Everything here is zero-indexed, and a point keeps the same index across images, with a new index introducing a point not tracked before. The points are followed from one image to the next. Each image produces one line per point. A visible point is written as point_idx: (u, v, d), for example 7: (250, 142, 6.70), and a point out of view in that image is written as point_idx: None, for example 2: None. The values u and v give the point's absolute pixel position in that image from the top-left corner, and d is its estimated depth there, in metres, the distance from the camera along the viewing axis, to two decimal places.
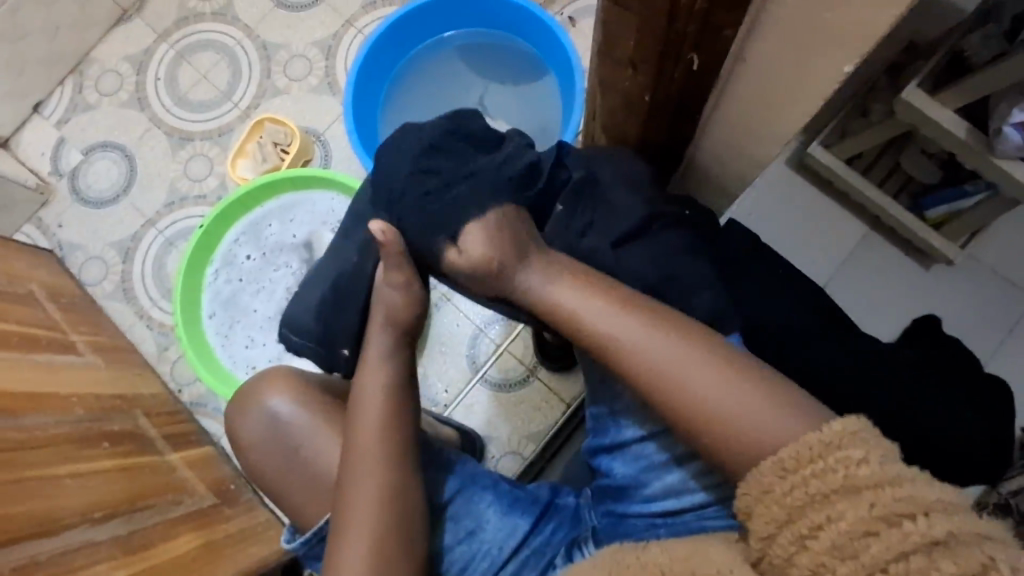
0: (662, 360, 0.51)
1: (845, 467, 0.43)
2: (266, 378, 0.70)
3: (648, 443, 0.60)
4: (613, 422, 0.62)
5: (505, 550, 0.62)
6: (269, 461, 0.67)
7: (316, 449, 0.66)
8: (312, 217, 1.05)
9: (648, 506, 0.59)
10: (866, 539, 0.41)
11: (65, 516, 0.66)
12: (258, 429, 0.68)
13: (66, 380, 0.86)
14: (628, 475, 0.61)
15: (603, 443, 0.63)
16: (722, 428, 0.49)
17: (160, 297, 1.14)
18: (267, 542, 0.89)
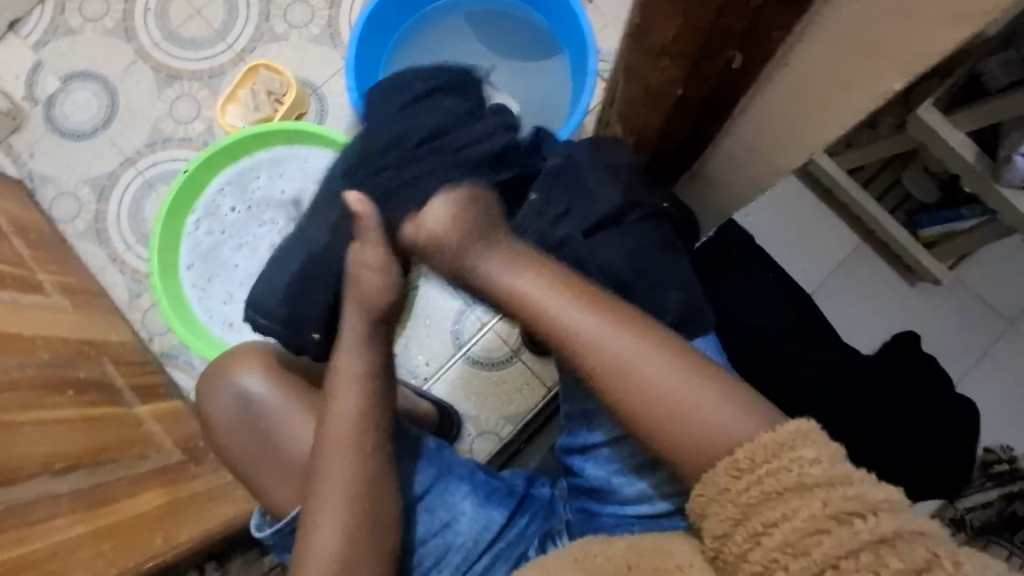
0: (616, 348, 0.48)
1: (799, 467, 0.42)
2: (246, 349, 0.67)
3: (625, 444, 0.58)
4: (585, 423, 0.60)
5: (480, 543, 0.60)
6: (240, 430, 0.64)
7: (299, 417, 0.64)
8: (303, 173, 1.01)
9: (622, 508, 0.57)
10: (817, 536, 0.39)
11: (24, 465, 0.63)
12: (229, 396, 0.65)
13: (31, 322, 0.82)
14: (600, 476, 0.58)
15: (576, 442, 0.61)
16: (675, 424, 0.47)
17: (135, 242, 1.09)
18: (233, 502, 0.88)
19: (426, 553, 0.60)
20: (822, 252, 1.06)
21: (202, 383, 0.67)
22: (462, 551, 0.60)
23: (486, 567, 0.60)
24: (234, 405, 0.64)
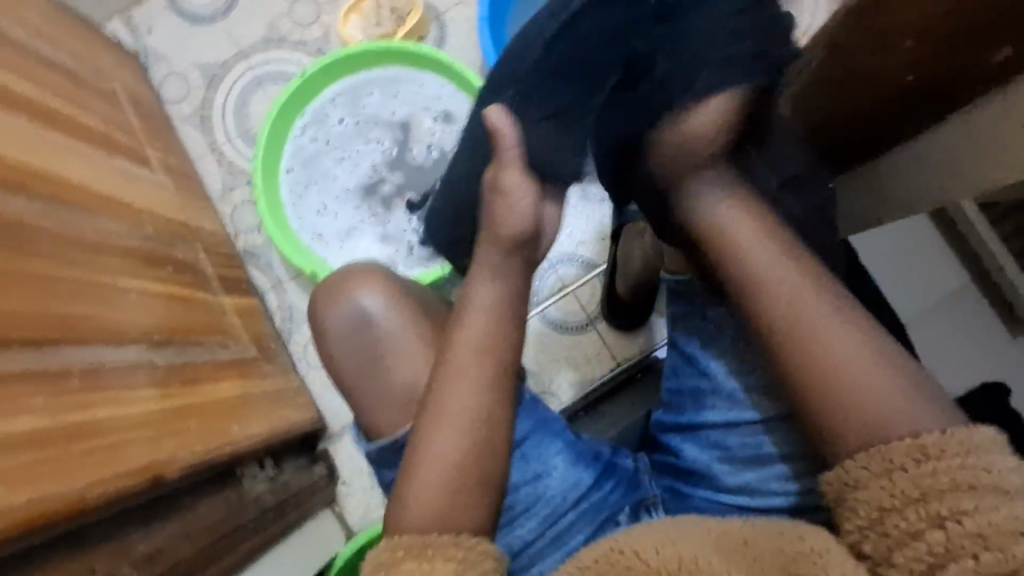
0: (808, 317, 0.51)
1: (995, 469, 0.42)
2: (359, 272, 0.67)
3: (733, 430, 0.59)
4: (693, 404, 0.62)
5: (568, 500, 0.62)
6: (345, 344, 0.65)
7: (400, 348, 0.64)
8: (416, 99, 0.99)
9: (718, 493, 0.59)
10: (1018, 536, 0.38)
11: (126, 331, 0.64)
12: (341, 312, 0.65)
13: (140, 193, 0.82)
14: (701, 460, 0.60)
15: (677, 421, 0.63)
16: (839, 400, 0.49)
17: (236, 135, 1.08)
18: (295, 408, 0.91)
19: (517, 501, 0.61)
20: (923, 278, 0.90)
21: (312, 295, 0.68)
22: (550, 505, 0.62)
23: (569, 526, 0.61)
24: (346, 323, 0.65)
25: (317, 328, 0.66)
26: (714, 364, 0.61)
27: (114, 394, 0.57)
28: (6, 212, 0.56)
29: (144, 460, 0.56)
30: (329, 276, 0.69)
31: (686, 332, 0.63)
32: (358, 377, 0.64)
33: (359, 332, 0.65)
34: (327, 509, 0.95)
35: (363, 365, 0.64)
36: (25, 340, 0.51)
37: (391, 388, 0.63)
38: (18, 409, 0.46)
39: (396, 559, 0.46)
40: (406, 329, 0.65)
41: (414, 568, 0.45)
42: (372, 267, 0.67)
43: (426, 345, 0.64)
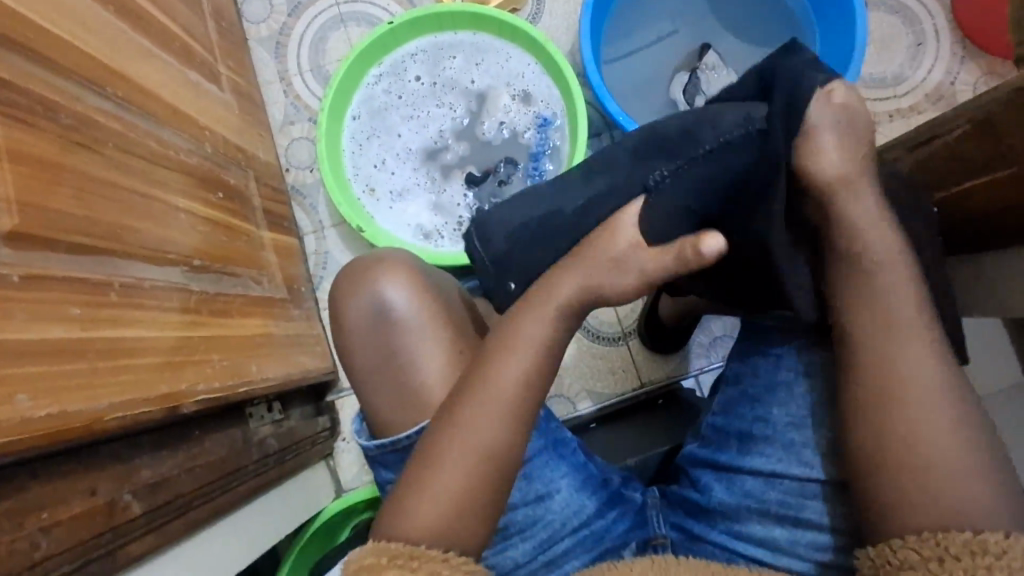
0: (911, 373, 0.49)
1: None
2: (384, 262, 0.65)
3: (774, 484, 0.57)
4: (736, 445, 0.59)
5: (568, 526, 0.59)
6: (365, 333, 0.63)
7: (417, 351, 0.61)
8: (499, 71, 0.95)
9: (735, 539, 0.57)
10: None
11: (170, 252, 0.62)
12: (365, 298, 0.63)
13: (206, 111, 0.80)
14: (726, 502, 0.58)
15: (714, 458, 0.60)
16: (915, 480, 0.47)
17: (308, 69, 1.06)
18: (311, 355, 0.90)
19: (514, 521, 0.59)
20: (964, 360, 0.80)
21: (342, 273, 0.66)
22: (548, 529, 0.59)
23: (565, 551, 0.59)
24: (367, 311, 0.62)
25: (338, 309, 0.64)
26: (777, 412, 0.58)
27: (147, 314, 0.56)
28: (78, 107, 0.54)
29: (163, 387, 0.55)
30: (352, 262, 0.67)
31: (750, 369, 0.60)
32: (372, 365, 0.62)
33: (381, 323, 0.62)
34: (322, 462, 0.95)
35: (378, 357, 0.62)
36: (73, 244, 0.49)
37: (400, 387, 0.61)
38: (56, 315, 0.45)
39: (379, 566, 0.44)
40: (431, 324, 0.62)
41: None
42: (401, 259, 0.65)
43: (442, 350, 0.61)
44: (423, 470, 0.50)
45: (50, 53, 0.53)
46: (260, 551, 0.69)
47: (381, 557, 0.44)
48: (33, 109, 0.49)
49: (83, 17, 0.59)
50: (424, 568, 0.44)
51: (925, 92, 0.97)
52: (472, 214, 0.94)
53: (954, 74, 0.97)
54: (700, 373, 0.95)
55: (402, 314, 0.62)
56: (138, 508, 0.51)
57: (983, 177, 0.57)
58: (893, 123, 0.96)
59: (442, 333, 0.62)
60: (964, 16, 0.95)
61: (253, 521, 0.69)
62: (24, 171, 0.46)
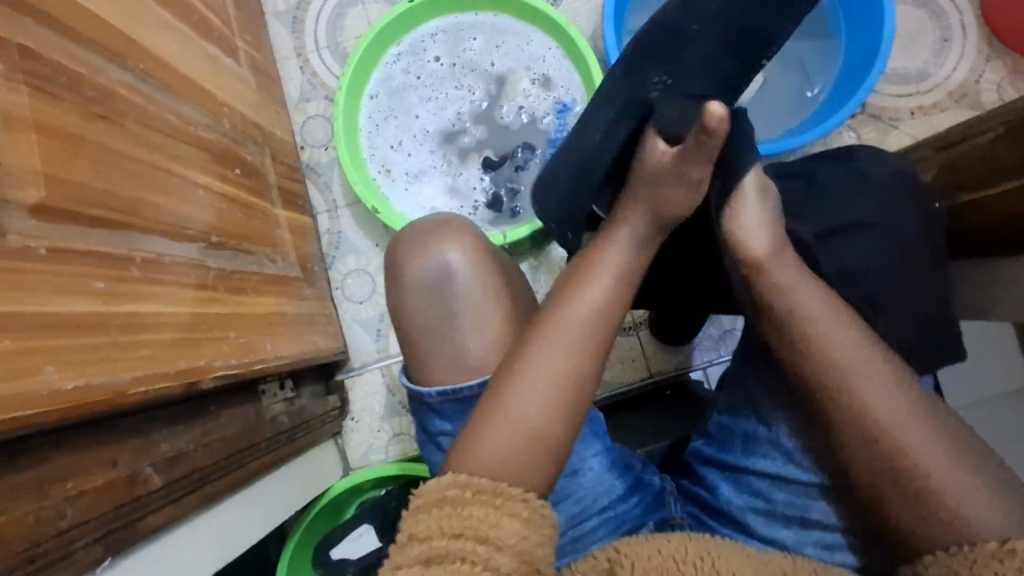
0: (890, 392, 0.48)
1: None
2: (446, 226, 0.66)
3: (781, 486, 0.57)
4: (743, 445, 0.59)
5: (598, 503, 0.60)
6: (423, 293, 0.63)
7: (472, 312, 0.62)
8: (519, 54, 0.94)
9: (745, 536, 0.57)
10: None
11: (188, 228, 0.62)
12: (427, 260, 0.63)
13: (224, 86, 0.79)
14: (733, 502, 0.59)
15: (720, 458, 0.61)
16: (911, 490, 0.46)
17: (325, 46, 1.04)
18: (322, 334, 0.90)
19: (552, 491, 0.60)
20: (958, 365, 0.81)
21: (399, 236, 0.67)
22: (580, 504, 0.60)
23: (592, 530, 0.60)
24: (429, 270, 0.63)
25: (397, 269, 0.64)
26: (778, 419, 0.58)
27: (167, 289, 0.56)
28: (100, 79, 0.54)
29: (181, 363, 0.55)
30: (409, 227, 0.67)
31: (754, 374, 0.59)
32: (429, 328, 0.62)
33: (441, 283, 0.62)
34: (330, 440, 0.95)
35: (436, 316, 0.62)
36: (95, 218, 0.49)
37: (446, 351, 0.61)
38: (80, 289, 0.45)
39: (464, 499, 0.43)
40: (489, 288, 0.63)
41: (483, 517, 0.42)
42: (459, 224, 0.66)
43: (496, 314, 0.62)
44: (476, 424, 0.47)
45: (74, 23, 0.52)
46: (274, 524, 0.71)
47: (464, 491, 0.43)
48: (57, 80, 0.48)
49: None
50: (506, 509, 0.43)
51: (948, 90, 0.95)
52: (488, 199, 0.93)
53: (979, 72, 0.95)
54: (708, 366, 0.95)
55: (464, 277, 0.63)
56: (158, 480, 0.51)
57: (1009, 180, 0.56)
58: (914, 121, 0.95)
59: (502, 300, 0.63)
60: (993, 13, 0.93)
61: (265, 497, 0.70)
62: (47, 143, 0.46)
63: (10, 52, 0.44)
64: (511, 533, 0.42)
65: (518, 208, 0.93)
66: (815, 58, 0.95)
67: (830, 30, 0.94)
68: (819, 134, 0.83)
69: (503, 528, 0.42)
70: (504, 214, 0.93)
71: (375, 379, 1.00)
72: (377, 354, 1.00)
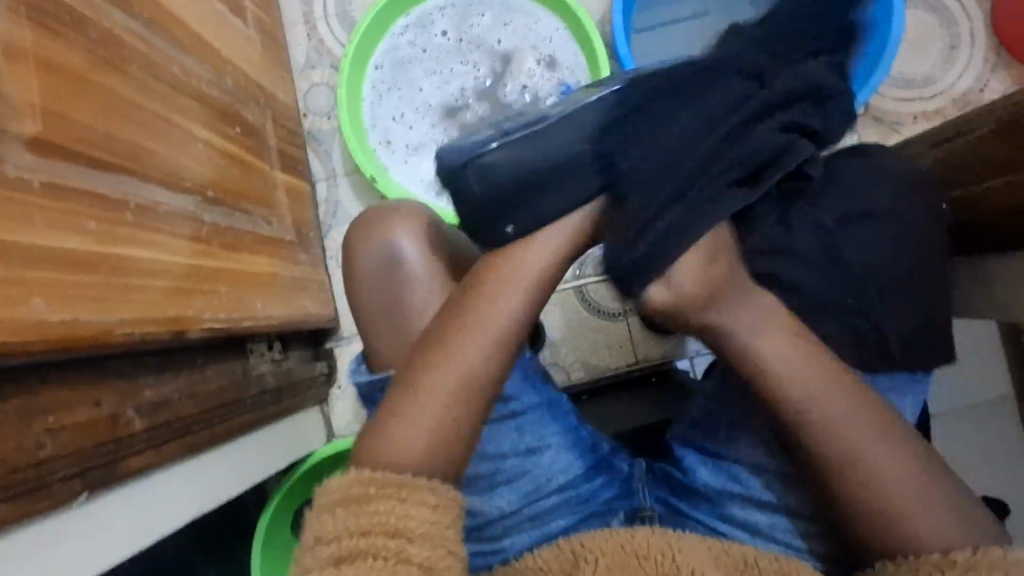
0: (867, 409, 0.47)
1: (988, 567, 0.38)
2: (396, 211, 0.66)
3: (762, 474, 0.58)
4: (728, 436, 0.60)
5: (553, 482, 0.61)
6: (376, 278, 0.63)
7: (423, 297, 0.62)
8: (527, 34, 0.94)
9: (715, 517, 0.59)
10: None
11: (185, 181, 0.62)
12: (376, 245, 0.64)
13: (229, 44, 0.79)
14: (710, 484, 0.59)
15: (703, 443, 0.61)
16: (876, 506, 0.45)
17: (333, 13, 1.04)
18: (313, 300, 0.90)
19: (505, 469, 0.61)
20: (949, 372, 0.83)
21: (359, 219, 0.66)
22: (534, 482, 0.61)
23: (551, 508, 0.61)
24: (379, 257, 0.63)
25: (350, 255, 0.65)
26: None
27: (160, 238, 0.56)
28: (105, 23, 0.54)
29: (171, 312, 0.55)
30: (360, 214, 0.67)
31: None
32: (379, 312, 0.63)
33: (394, 267, 0.63)
34: (315, 407, 0.96)
35: (386, 302, 0.63)
36: (93, 159, 0.49)
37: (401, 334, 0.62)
38: (73, 227, 0.45)
39: (368, 495, 0.43)
40: (440, 271, 0.63)
41: (390, 512, 0.42)
42: (411, 207, 0.66)
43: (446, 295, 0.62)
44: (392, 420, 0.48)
45: None
46: (253, 481, 0.72)
47: (367, 488, 0.44)
48: (61, 19, 0.48)
49: None
50: (413, 499, 0.44)
51: (952, 97, 0.96)
52: None
53: (984, 80, 0.96)
54: (695, 356, 0.96)
55: (411, 264, 0.63)
56: (139, 424, 0.52)
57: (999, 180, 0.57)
58: (915, 125, 0.96)
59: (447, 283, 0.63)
60: (1002, 21, 0.94)
61: (245, 454, 0.70)
62: (49, 78, 0.46)
63: None
64: (421, 522, 0.42)
65: None
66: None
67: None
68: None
69: (413, 518, 0.42)
70: None
71: (363, 349, 1.00)
72: None
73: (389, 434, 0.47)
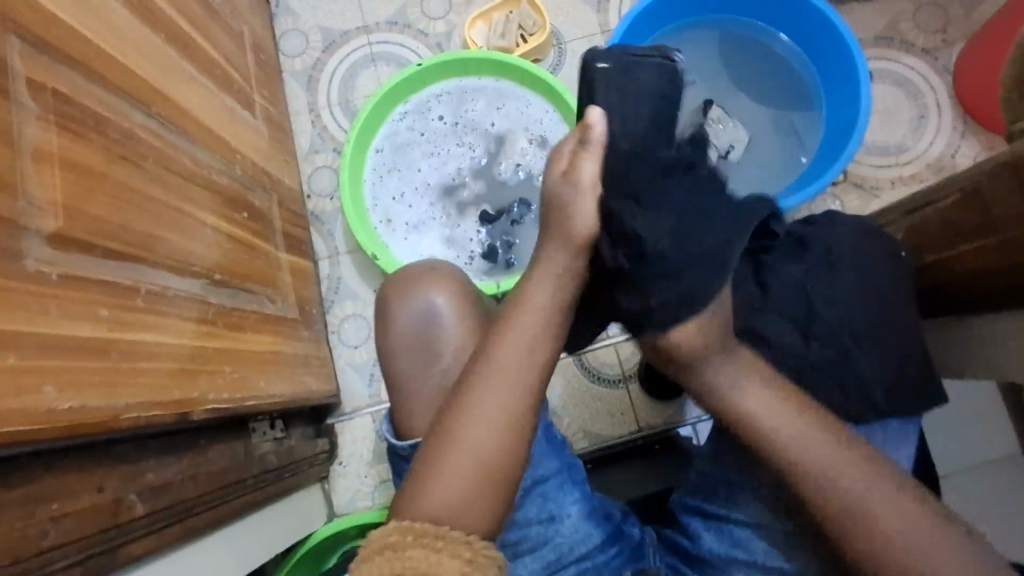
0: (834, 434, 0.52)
1: None
2: (420, 277, 0.69)
3: (760, 535, 0.57)
4: (727, 491, 0.59)
5: (574, 552, 0.60)
6: (393, 344, 0.66)
7: (436, 369, 0.65)
8: (519, 117, 1.00)
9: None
10: None
11: (193, 265, 0.65)
12: (400, 310, 0.67)
13: (238, 135, 0.83)
14: (717, 551, 0.58)
15: (704, 505, 0.60)
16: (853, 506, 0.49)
17: (336, 103, 1.10)
18: (315, 375, 0.91)
19: (526, 537, 0.61)
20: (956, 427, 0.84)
21: (380, 288, 0.70)
22: (556, 551, 0.60)
23: None
24: (393, 330, 0.66)
25: (373, 320, 0.68)
26: (763, 464, 0.58)
27: (167, 320, 0.58)
28: (124, 123, 0.58)
29: (176, 394, 0.56)
30: (383, 283, 0.70)
31: None
32: (402, 371, 0.65)
33: (411, 332, 0.66)
34: (317, 485, 0.95)
35: (403, 372, 0.65)
36: (107, 249, 0.52)
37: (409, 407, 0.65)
38: (86, 314, 0.48)
39: (405, 543, 0.46)
40: (450, 346, 0.65)
41: (422, 559, 0.45)
42: (431, 274, 0.69)
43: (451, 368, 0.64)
44: (418, 476, 0.51)
45: (105, 72, 0.57)
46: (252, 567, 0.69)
47: (404, 535, 0.46)
48: (85, 122, 0.52)
49: (137, 43, 0.64)
50: (448, 550, 0.46)
51: (926, 162, 1.01)
52: (484, 250, 0.97)
53: (955, 146, 1.01)
54: (697, 421, 0.96)
55: (428, 328, 0.66)
56: (141, 509, 0.52)
57: (973, 243, 0.58)
58: (894, 189, 1.00)
59: (463, 352, 0.65)
60: (965, 93, 0.99)
61: (247, 539, 0.69)
62: (71, 177, 0.49)
63: (44, 95, 0.48)
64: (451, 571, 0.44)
65: (512, 259, 0.97)
66: (803, 127, 1.01)
67: (814, 101, 1.01)
68: (808, 195, 0.88)
69: (444, 566, 0.45)
70: (498, 264, 0.97)
71: (366, 423, 1.00)
72: (368, 398, 1.01)
73: (418, 495, 0.50)
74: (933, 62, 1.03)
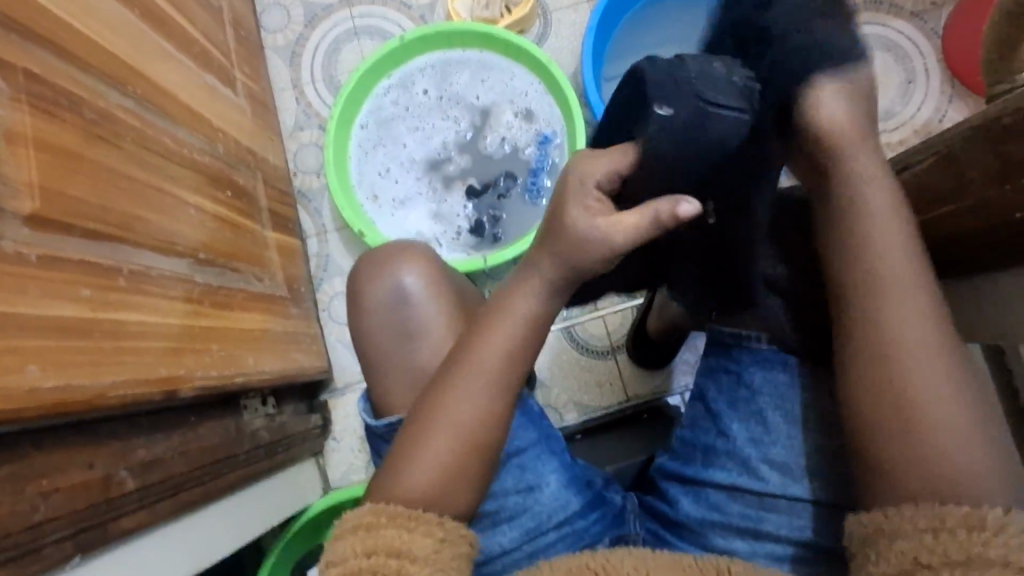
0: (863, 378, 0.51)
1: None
2: (404, 250, 0.69)
3: (736, 498, 0.58)
4: (704, 458, 0.61)
5: (552, 520, 0.61)
6: (379, 317, 0.67)
7: (421, 343, 0.65)
8: (503, 89, 0.99)
9: (702, 550, 0.58)
10: None
11: (176, 244, 0.65)
12: (385, 284, 0.67)
13: (220, 113, 0.83)
14: (693, 515, 0.59)
15: (681, 471, 0.62)
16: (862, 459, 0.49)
17: (320, 79, 1.09)
18: (306, 352, 0.92)
19: (504, 507, 0.61)
20: None
21: (365, 263, 0.70)
22: (535, 519, 0.61)
23: (548, 545, 0.61)
24: (380, 302, 0.67)
25: (359, 295, 0.68)
26: (737, 429, 0.60)
27: (152, 300, 0.58)
28: (100, 102, 0.58)
29: (164, 371, 0.57)
30: (367, 257, 0.71)
31: (718, 390, 0.62)
32: (388, 344, 0.66)
33: (397, 306, 0.66)
34: (311, 460, 0.96)
35: (388, 345, 0.66)
36: (87, 230, 0.52)
37: (394, 380, 0.65)
38: (68, 294, 0.48)
39: (379, 523, 0.47)
40: (435, 319, 0.66)
41: (397, 536, 0.46)
42: (416, 247, 0.69)
43: (435, 340, 0.65)
44: (400, 449, 0.52)
45: (78, 51, 0.56)
46: (245, 540, 0.71)
47: (379, 516, 0.48)
48: (58, 102, 0.52)
49: (111, 19, 0.63)
50: (421, 529, 0.48)
51: (913, 128, 1.00)
52: (470, 225, 0.97)
53: (943, 111, 1.00)
54: (684, 391, 0.97)
55: (411, 302, 0.66)
56: (132, 484, 0.53)
57: (947, 207, 0.58)
58: None
59: (448, 325, 0.66)
60: (953, 57, 0.99)
61: (241, 509, 0.71)
62: (46, 158, 0.49)
63: (17, 75, 0.48)
64: (423, 549, 0.46)
65: (499, 233, 0.97)
66: None
67: None
68: None
69: (417, 543, 0.46)
70: (485, 239, 0.97)
71: (359, 398, 1.01)
72: (359, 374, 1.02)
73: (400, 465, 0.51)
74: (921, 25, 1.02)
